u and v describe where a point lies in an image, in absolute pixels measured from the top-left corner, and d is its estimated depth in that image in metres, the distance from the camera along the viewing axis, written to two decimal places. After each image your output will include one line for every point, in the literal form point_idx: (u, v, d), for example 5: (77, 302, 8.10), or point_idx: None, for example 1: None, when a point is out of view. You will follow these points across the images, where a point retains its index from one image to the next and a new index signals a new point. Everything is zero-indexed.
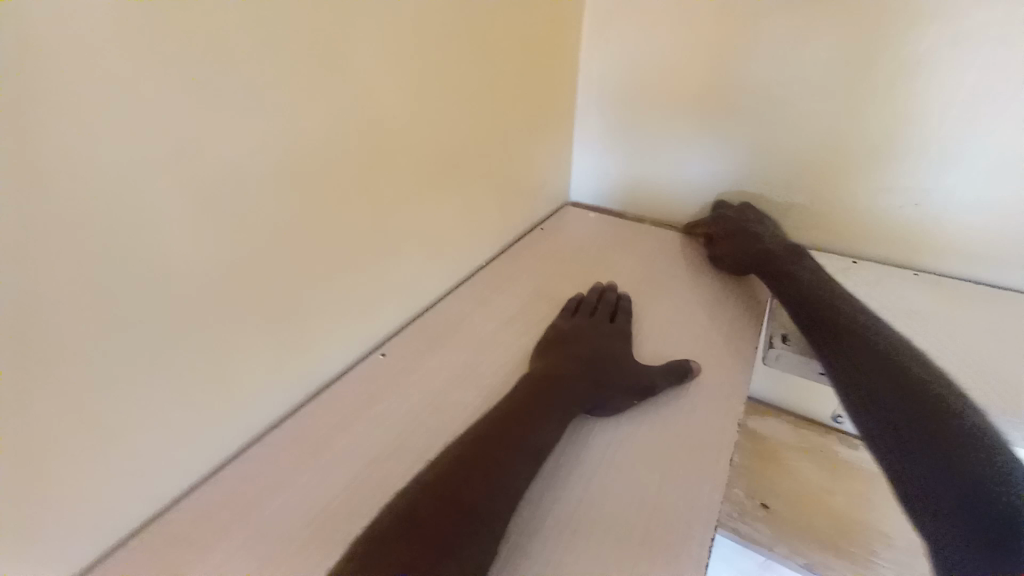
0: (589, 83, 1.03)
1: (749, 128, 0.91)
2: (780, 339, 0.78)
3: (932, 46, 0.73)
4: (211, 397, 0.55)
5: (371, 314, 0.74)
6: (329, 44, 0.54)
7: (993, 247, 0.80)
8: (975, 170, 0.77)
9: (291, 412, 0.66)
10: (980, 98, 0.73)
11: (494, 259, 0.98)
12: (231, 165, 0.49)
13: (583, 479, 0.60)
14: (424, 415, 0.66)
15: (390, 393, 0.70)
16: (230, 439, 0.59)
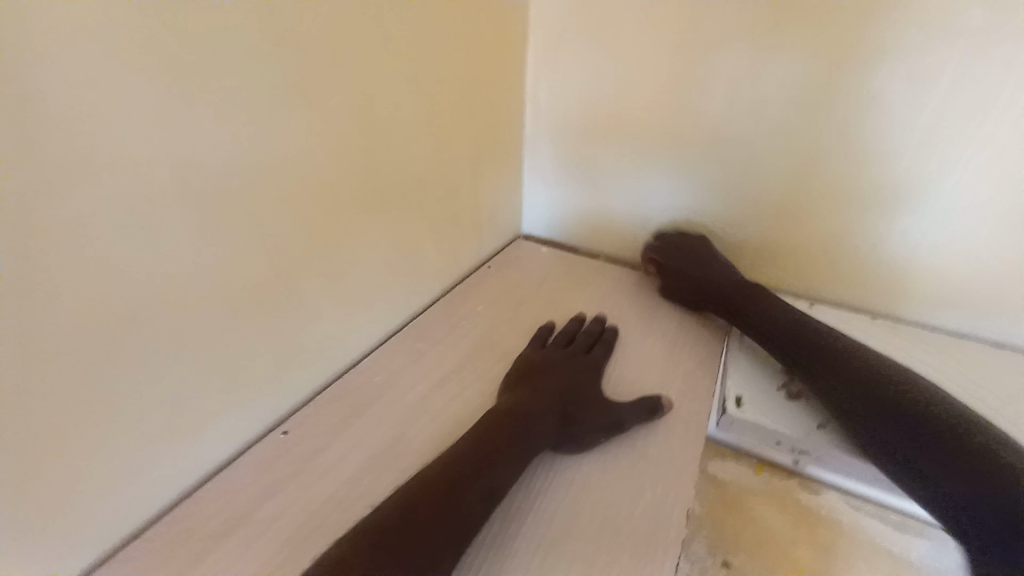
0: (539, 108, 0.98)
1: (706, 161, 0.87)
2: (733, 402, 0.71)
3: (927, 71, 0.68)
4: (97, 475, 0.48)
5: (283, 380, 0.64)
6: (228, 84, 0.48)
7: (951, 289, 0.78)
8: (937, 212, 0.75)
9: (212, 477, 0.59)
10: (941, 138, 0.71)
11: (437, 300, 0.89)
12: (114, 219, 0.43)
13: (541, 518, 0.56)
14: (341, 500, 0.58)
15: (299, 475, 0.60)
16: (136, 515, 0.53)
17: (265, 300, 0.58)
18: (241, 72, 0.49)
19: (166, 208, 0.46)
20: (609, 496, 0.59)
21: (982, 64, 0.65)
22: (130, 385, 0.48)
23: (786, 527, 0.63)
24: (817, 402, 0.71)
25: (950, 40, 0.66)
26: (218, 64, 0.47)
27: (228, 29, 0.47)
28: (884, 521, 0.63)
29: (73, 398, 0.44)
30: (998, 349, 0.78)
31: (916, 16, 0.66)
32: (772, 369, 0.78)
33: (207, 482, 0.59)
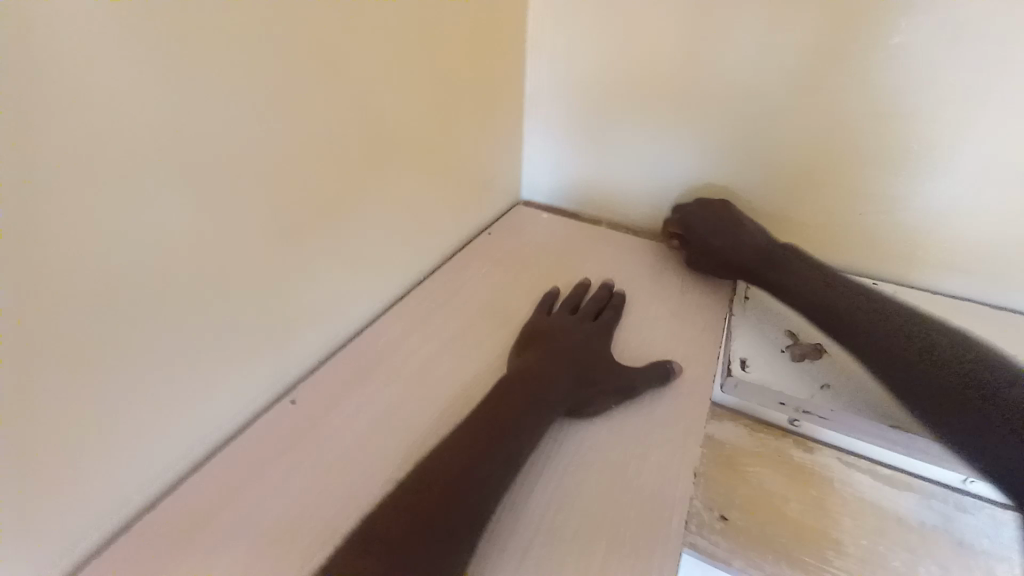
0: (541, 67, 0.94)
1: (712, 123, 0.85)
2: (739, 365, 0.72)
3: (947, 25, 0.66)
4: (108, 448, 0.47)
5: (284, 348, 0.63)
6: (225, 35, 0.45)
7: (949, 251, 0.79)
8: (942, 174, 0.74)
9: (221, 446, 0.59)
10: (956, 99, 0.70)
11: (437, 268, 0.88)
12: (116, 188, 0.41)
13: (557, 482, 0.58)
14: (351, 465, 0.58)
15: (308, 443, 0.60)
16: (149, 485, 0.53)
17: None
18: (238, 23, 0.45)
19: (169, 174, 0.44)
20: (618, 459, 0.60)
21: (1005, 20, 0.64)
22: (139, 358, 0.47)
23: (779, 485, 0.63)
24: (820, 362, 0.73)
25: None
26: (216, 14, 0.44)
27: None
28: (872, 475, 0.64)
29: (88, 372, 0.43)
30: (992, 310, 0.79)
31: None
32: (773, 333, 0.78)
33: (215, 452, 0.59)
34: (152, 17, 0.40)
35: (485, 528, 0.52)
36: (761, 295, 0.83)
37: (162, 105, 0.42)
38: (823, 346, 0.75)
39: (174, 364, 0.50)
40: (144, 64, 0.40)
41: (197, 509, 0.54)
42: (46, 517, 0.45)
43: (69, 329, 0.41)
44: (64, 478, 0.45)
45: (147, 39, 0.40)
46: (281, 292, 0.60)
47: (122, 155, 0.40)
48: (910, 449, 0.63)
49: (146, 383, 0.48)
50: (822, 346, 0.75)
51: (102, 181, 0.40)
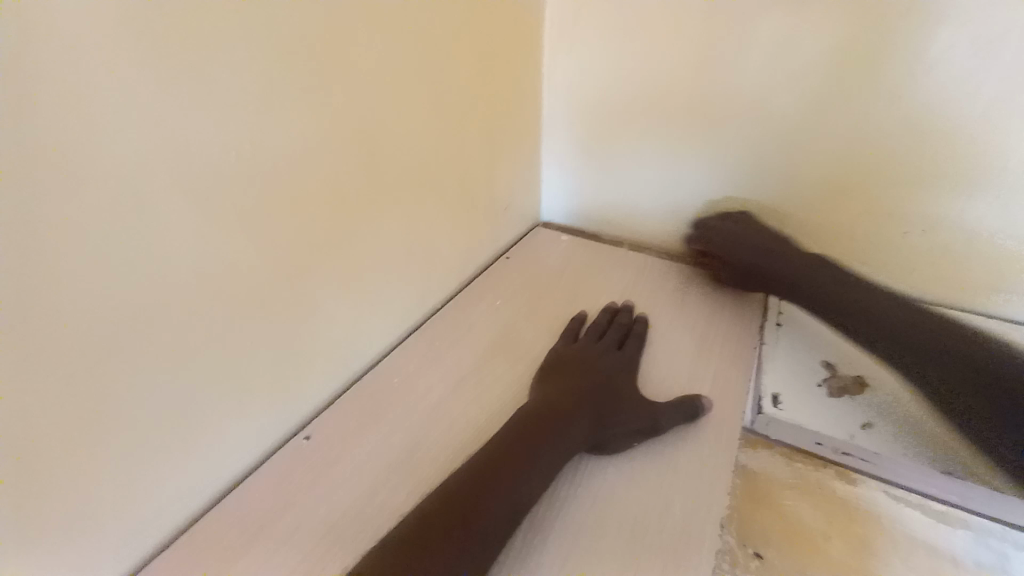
0: (556, 91, 0.93)
1: (734, 144, 0.82)
2: (771, 400, 0.69)
3: (988, 33, 0.61)
4: (125, 486, 0.49)
5: (298, 383, 0.64)
6: (227, 76, 0.45)
7: (997, 275, 0.74)
8: (993, 194, 0.69)
9: (238, 481, 0.61)
10: (1001, 109, 0.64)
11: (454, 297, 0.87)
12: (120, 234, 0.42)
13: (569, 524, 0.56)
14: (359, 505, 0.58)
15: (318, 483, 0.60)
16: (168, 519, 0.54)
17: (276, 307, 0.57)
18: (240, 66, 0.46)
19: (175, 217, 0.45)
20: (635, 501, 0.57)
21: None
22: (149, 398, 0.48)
23: (819, 521, 0.58)
24: (857, 397, 0.69)
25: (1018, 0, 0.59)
26: (220, 60, 0.44)
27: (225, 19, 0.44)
28: (924, 512, 0.59)
29: (94, 413, 0.44)
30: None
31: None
32: (809, 363, 0.74)
33: (232, 487, 0.60)
34: (155, 64, 0.40)
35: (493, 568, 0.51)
36: (794, 326, 0.80)
37: (166, 151, 0.43)
38: (864, 380, 0.70)
39: (184, 403, 0.51)
40: (145, 112, 0.41)
41: (206, 549, 0.54)
42: (58, 555, 0.46)
43: (75, 370, 0.42)
44: (84, 513, 0.47)
45: (151, 87, 0.40)
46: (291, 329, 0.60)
47: (125, 202, 0.41)
48: (947, 493, 0.60)
49: (154, 424, 0.49)
50: (862, 380, 0.71)
51: (105, 228, 0.41)
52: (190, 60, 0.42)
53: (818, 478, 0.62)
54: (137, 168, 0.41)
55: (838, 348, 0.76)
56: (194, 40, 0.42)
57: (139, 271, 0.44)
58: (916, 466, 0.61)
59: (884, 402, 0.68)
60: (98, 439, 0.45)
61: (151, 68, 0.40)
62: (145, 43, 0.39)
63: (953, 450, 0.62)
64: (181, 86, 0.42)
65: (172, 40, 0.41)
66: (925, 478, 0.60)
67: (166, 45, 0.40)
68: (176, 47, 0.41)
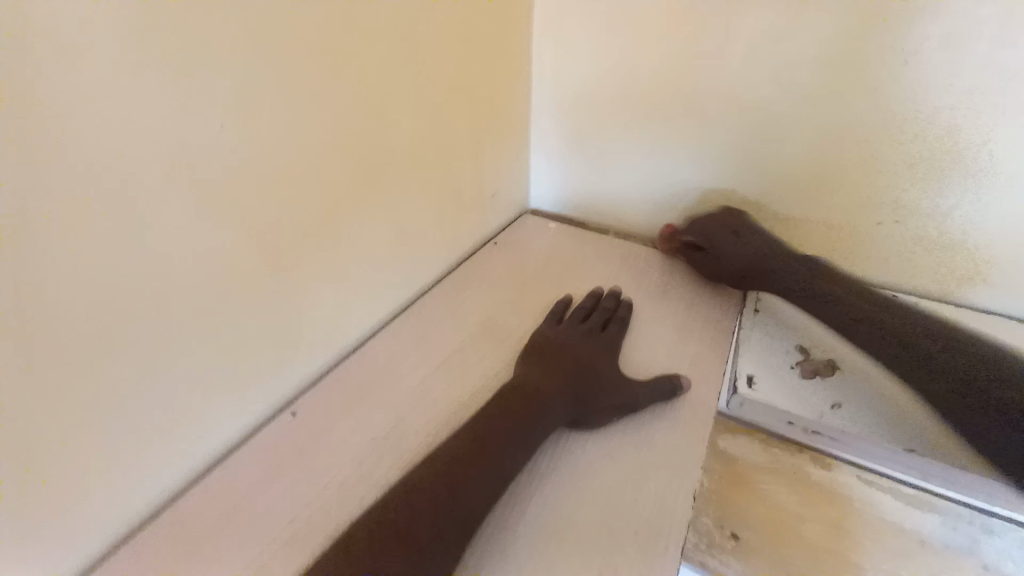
0: (544, 79, 0.93)
1: (719, 133, 0.83)
2: (745, 383, 0.71)
3: (958, 31, 0.63)
4: (110, 459, 0.49)
5: (283, 362, 0.64)
6: (213, 48, 0.45)
7: (972, 263, 0.76)
8: (970, 186, 0.71)
9: (224, 457, 0.61)
10: (970, 106, 0.66)
11: (441, 281, 0.88)
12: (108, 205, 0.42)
13: (550, 500, 0.57)
14: (345, 481, 0.59)
15: (304, 460, 0.61)
16: (154, 493, 0.55)
17: (261, 284, 0.57)
18: (227, 38, 0.46)
19: (164, 191, 0.45)
20: (615, 478, 0.59)
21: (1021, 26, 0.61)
22: (135, 373, 0.48)
23: (792, 503, 0.59)
24: (828, 380, 0.72)
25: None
26: (205, 33, 0.44)
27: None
28: (894, 494, 0.60)
29: (80, 385, 0.44)
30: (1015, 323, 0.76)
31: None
32: (783, 347, 0.77)
33: (217, 464, 0.60)
34: (140, 32, 0.40)
35: (474, 541, 0.52)
36: (771, 312, 0.82)
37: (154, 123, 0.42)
38: (835, 364, 0.73)
39: (170, 378, 0.51)
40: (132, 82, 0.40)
41: (194, 523, 0.55)
42: (43, 526, 0.46)
43: (63, 342, 0.42)
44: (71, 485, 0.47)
45: (135, 57, 0.40)
46: (277, 307, 0.60)
47: (112, 174, 0.41)
48: (912, 472, 0.62)
49: (141, 398, 0.50)
50: (834, 364, 0.73)
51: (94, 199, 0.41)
52: (177, 30, 0.42)
53: (791, 460, 0.64)
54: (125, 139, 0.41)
55: (811, 333, 0.79)
56: (178, 9, 0.42)
57: (126, 244, 0.44)
58: (879, 448, 0.64)
59: (853, 386, 0.71)
60: (85, 412, 0.46)
61: (137, 37, 0.40)
62: (130, 9, 0.39)
63: (913, 432, 0.65)
64: (167, 56, 0.42)
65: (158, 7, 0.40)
66: (890, 458, 0.63)
67: (151, 13, 0.40)
68: (161, 19, 0.41)
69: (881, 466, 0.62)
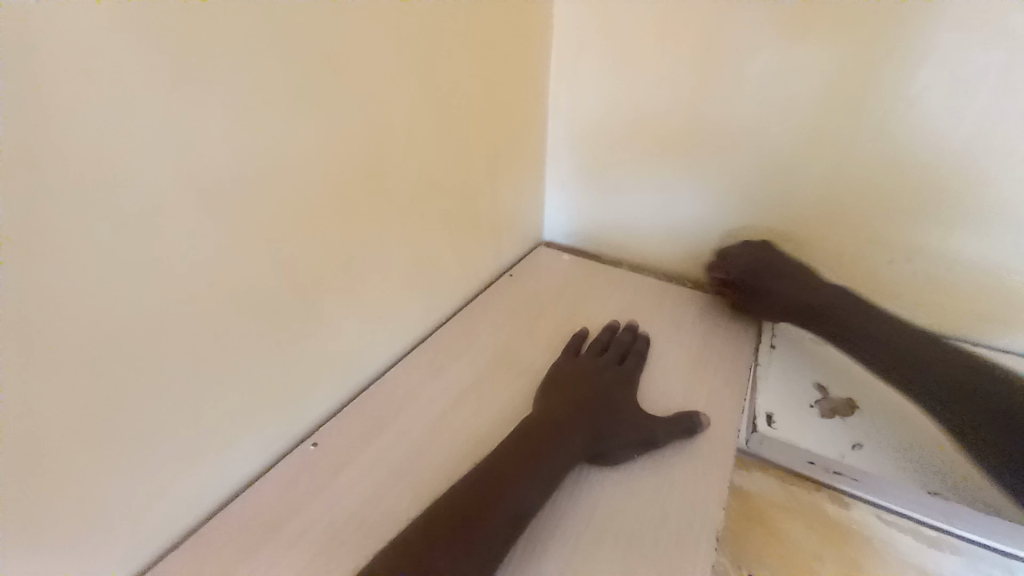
0: (559, 115, 0.96)
1: (730, 170, 0.85)
2: (765, 421, 0.71)
3: (965, 73, 0.65)
4: (131, 487, 0.50)
5: (302, 392, 0.65)
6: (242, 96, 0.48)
7: (994, 300, 0.76)
8: (988, 222, 0.72)
9: (242, 489, 0.62)
10: (979, 146, 0.68)
11: (457, 312, 0.89)
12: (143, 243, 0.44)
13: (567, 537, 0.56)
14: (360, 515, 0.59)
15: (321, 494, 0.61)
16: (174, 524, 0.56)
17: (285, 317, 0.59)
18: (257, 85, 0.49)
19: (194, 229, 0.48)
20: (634, 514, 0.58)
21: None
22: (157, 402, 0.50)
23: (811, 541, 0.60)
24: (848, 419, 0.72)
25: (995, 43, 0.63)
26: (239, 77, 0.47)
27: (244, 43, 0.46)
28: (914, 535, 0.60)
29: (104, 414, 0.46)
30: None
31: (963, 22, 0.63)
32: (801, 385, 0.77)
33: (235, 496, 0.61)
34: (177, 84, 0.43)
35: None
36: (787, 347, 0.82)
37: (185, 166, 0.45)
38: (855, 403, 0.74)
39: (193, 409, 0.53)
40: (168, 129, 0.43)
41: (212, 557, 0.55)
42: (63, 553, 0.47)
43: (92, 373, 0.44)
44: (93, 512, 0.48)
45: (175, 105, 0.43)
46: (298, 337, 0.61)
47: (151, 212, 0.44)
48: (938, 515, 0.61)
49: (162, 426, 0.51)
50: (853, 403, 0.74)
51: (131, 239, 0.43)
52: (211, 81, 0.45)
53: (807, 497, 0.64)
54: (161, 182, 0.44)
55: (829, 370, 0.79)
56: (213, 62, 0.45)
57: (158, 278, 0.46)
58: (900, 486, 0.63)
59: (872, 425, 0.71)
60: (109, 440, 0.47)
61: (174, 89, 0.43)
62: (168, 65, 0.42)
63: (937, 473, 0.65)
64: (201, 104, 0.45)
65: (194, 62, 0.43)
66: (912, 497, 0.62)
67: (190, 65, 0.43)
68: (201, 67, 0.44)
69: (900, 506, 0.62)
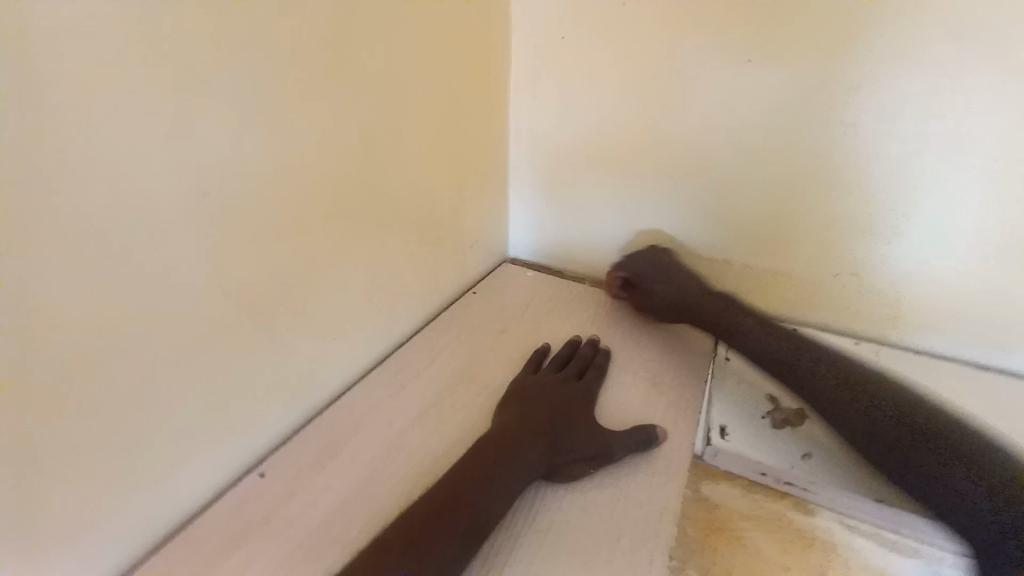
0: (520, 134, 0.98)
1: (685, 187, 0.87)
2: (718, 433, 0.72)
3: (890, 98, 0.70)
4: (62, 525, 0.47)
5: (255, 416, 0.63)
6: (191, 114, 0.47)
7: (933, 310, 0.79)
8: (922, 237, 0.75)
9: (189, 520, 0.59)
10: (908, 166, 0.72)
11: (418, 331, 0.88)
12: (77, 266, 0.42)
13: (524, 557, 0.55)
14: (311, 546, 0.56)
15: (272, 522, 0.59)
16: (110, 562, 0.52)
17: (234, 339, 0.57)
18: (206, 105, 0.48)
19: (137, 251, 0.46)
20: (592, 530, 0.58)
21: (945, 96, 0.67)
22: (95, 432, 0.47)
23: (775, 551, 0.61)
24: (799, 428, 0.73)
25: (916, 71, 0.67)
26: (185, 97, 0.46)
27: (192, 62, 0.46)
28: (872, 538, 0.62)
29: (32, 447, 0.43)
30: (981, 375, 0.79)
31: (889, 53, 0.68)
32: (753, 396, 0.78)
33: (180, 529, 0.58)
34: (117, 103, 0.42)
35: None
36: (742, 359, 0.84)
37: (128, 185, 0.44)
38: (803, 412, 0.74)
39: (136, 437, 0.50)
40: (106, 149, 0.42)
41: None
42: None
43: (18, 404, 0.41)
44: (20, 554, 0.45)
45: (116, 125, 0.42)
46: (247, 361, 0.60)
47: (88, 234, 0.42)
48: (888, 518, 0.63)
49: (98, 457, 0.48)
50: (802, 412, 0.74)
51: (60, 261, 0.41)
52: (155, 100, 0.44)
53: (770, 504, 0.66)
54: (100, 202, 0.42)
55: (775, 380, 0.80)
56: (159, 80, 0.44)
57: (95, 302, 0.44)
58: (852, 495, 0.64)
59: (821, 433, 0.72)
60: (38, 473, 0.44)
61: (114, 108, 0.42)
62: (109, 83, 0.41)
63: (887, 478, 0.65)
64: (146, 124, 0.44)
65: (139, 80, 0.43)
66: (863, 505, 0.64)
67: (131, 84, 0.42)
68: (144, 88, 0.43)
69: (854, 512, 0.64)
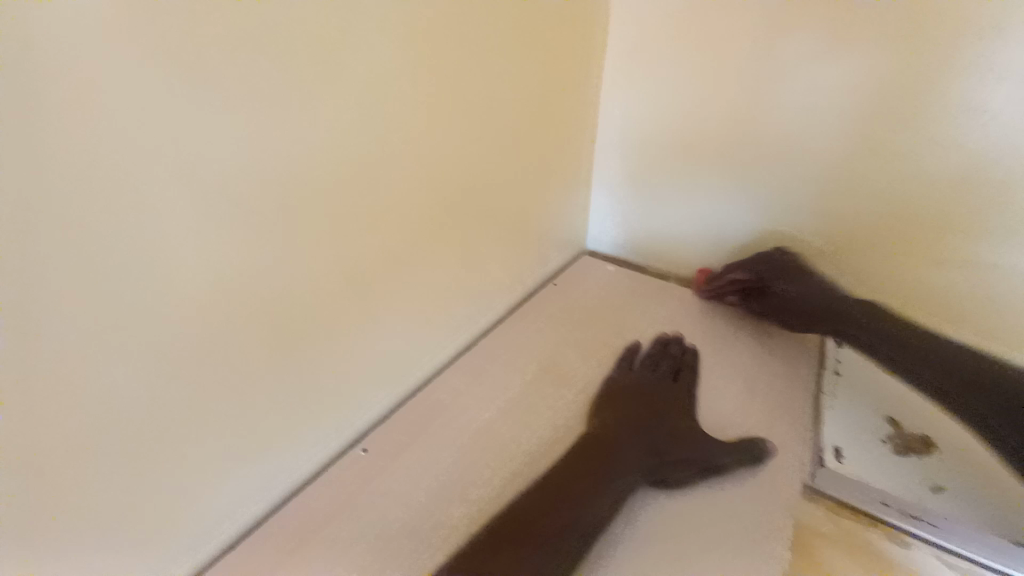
0: (611, 117, 0.92)
1: (792, 182, 0.81)
2: (833, 455, 0.66)
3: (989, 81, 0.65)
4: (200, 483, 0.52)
5: (354, 395, 0.66)
6: (304, 102, 0.48)
7: None
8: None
9: (299, 488, 0.63)
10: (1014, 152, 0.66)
11: (501, 319, 0.88)
12: (215, 255, 0.46)
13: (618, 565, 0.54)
14: (405, 527, 0.59)
15: (369, 496, 0.62)
16: (237, 520, 0.58)
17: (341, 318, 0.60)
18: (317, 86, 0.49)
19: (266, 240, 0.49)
20: (693, 545, 0.55)
21: None
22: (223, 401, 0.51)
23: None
24: (923, 459, 0.67)
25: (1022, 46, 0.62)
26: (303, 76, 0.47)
27: (309, 51, 0.47)
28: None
29: (177, 416, 0.48)
30: None
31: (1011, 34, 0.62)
32: (870, 420, 0.71)
33: (292, 495, 0.63)
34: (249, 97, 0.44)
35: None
36: (853, 375, 0.77)
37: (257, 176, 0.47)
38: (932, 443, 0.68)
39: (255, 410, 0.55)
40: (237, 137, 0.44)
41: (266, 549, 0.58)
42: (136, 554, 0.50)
43: (164, 378, 0.46)
44: (165, 506, 0.50)
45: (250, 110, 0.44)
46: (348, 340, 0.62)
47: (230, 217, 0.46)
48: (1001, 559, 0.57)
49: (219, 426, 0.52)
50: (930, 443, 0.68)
51: (202, 252, 0.45)
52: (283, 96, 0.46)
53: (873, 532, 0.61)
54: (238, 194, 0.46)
55: (899, 402, 0.73)
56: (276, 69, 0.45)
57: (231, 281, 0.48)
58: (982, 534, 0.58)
59: (951, 467, 0.66)
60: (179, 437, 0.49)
61: (247, 103, 0.44)
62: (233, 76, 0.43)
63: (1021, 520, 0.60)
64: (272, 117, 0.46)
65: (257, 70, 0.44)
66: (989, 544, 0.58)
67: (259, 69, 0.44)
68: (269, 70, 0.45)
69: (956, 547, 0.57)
